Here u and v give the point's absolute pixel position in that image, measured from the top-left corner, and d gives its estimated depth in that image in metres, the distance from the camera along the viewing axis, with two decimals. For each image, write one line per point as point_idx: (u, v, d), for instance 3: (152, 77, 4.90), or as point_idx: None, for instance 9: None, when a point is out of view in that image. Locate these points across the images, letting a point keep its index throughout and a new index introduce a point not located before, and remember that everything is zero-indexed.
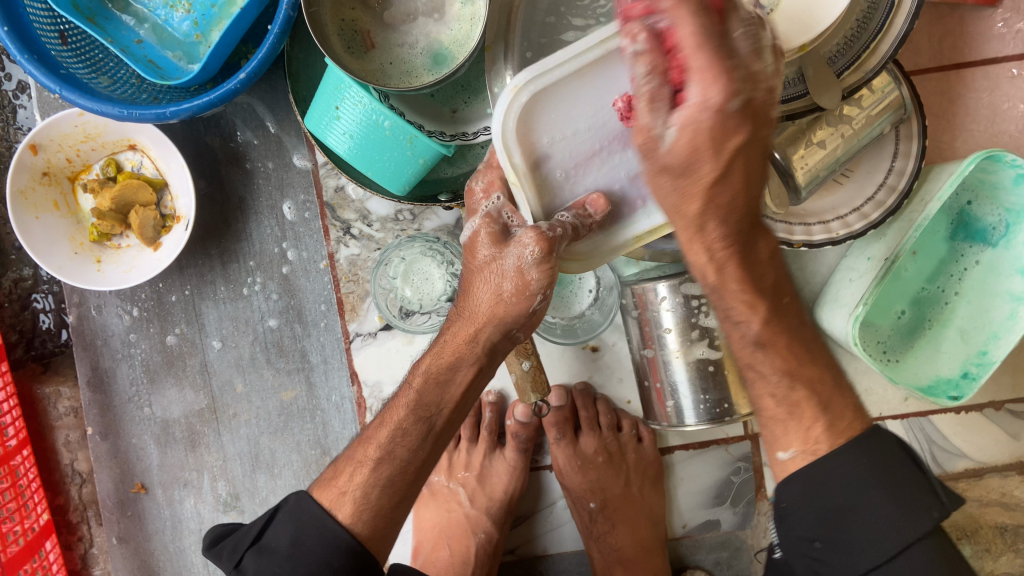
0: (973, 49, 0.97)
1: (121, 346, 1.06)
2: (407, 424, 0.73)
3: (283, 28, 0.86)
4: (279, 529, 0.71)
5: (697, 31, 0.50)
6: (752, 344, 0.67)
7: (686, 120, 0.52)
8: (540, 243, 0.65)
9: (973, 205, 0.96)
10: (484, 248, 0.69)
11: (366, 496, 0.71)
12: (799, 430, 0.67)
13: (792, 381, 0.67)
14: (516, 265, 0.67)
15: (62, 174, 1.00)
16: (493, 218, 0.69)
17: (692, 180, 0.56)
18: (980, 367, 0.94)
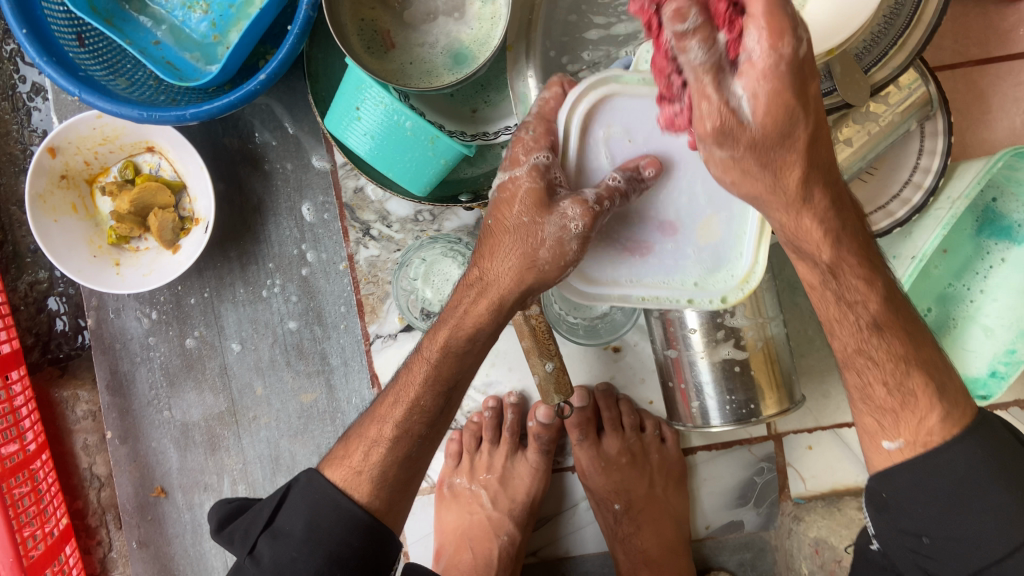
0: (998, 44, 0.96)
1: (139, 350, 1.06)
2: (425, 401, 0.73)
3: (302, 28, 0.86)
4: (292, 511, 0.71)
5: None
6: (868, 328, 0.66)
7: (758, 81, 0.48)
8: (587, 217, 0.64)
9: (999, 202, 0.96)
10: (517, 207, 0.66)
11: (382, 475, 0.72)
12: (911, 421, 0.66)
13: (907, 367, 0.66)
14: (556, 237, 0.65)
15: (80, 176, 1.00)
16: (539, 172, 0.65)
17: (789, 147, 0.53)
18: (1009, 366, 0.93)
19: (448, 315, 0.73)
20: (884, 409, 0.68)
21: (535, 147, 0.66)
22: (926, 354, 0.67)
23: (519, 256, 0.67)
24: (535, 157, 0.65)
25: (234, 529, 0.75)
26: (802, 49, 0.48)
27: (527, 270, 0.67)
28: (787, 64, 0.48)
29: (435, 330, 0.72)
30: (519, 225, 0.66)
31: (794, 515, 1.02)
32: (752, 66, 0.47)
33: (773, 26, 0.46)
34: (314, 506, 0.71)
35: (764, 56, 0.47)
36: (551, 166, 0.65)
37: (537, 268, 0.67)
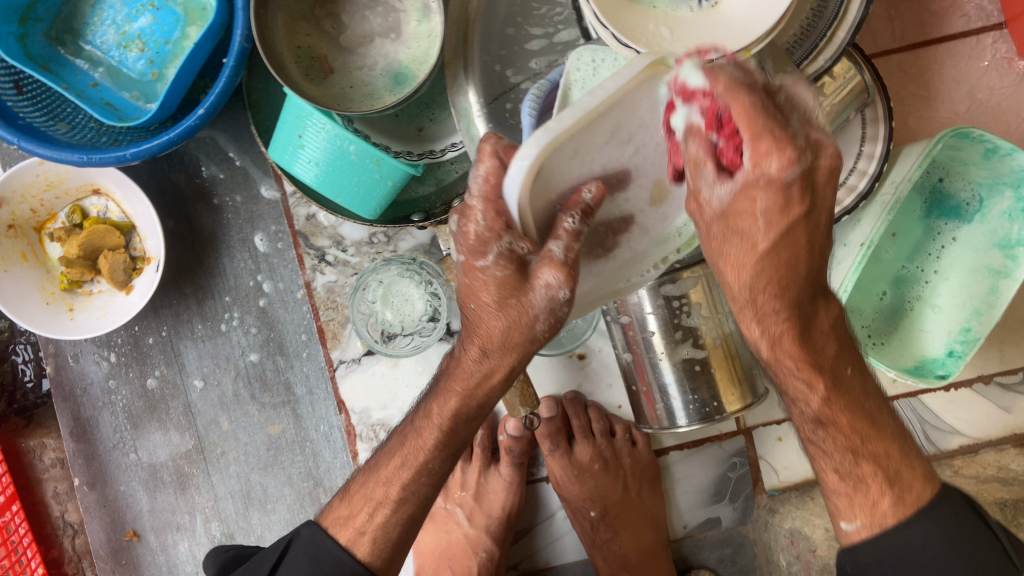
0: (932, 26, 0.97)
1: (101, 394, 1.05)
2: (432, 463, 0.72)
3: (239, 59, 0.85)
4: (293, 565, 0.72)
5: (761, 121, 0.52)
6: (812, 421, 0.70)
7: (748, 185, 0.56)
8: (568, 279, 0.62)
9: (945, 181, 0.97)
10: (493, 293, 0.64)
11: (385, 536, 0.72)
12: (865, 503, 0.68)
13: (855, 456, 0.69)
14: (547, 304, 0.63)
15: (27, 225, 0.99)
16: (506, 259, 0.61)
17: (744, 244, 0.61)
18: (965, 344, 0.93)
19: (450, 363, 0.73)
20: (839, 494, 0.70)
21: (490, 237, 0.59)
22: (875, 447, 0.70)
23: (516, 335, 0.66)
24: (500, 241, 0.59)
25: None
26: (795, 204, 0.57)
27: (529, 342, 0.67)
28: (784, 200, 0.56)
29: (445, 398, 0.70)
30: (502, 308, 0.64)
31: (770, 508, 1.02)
32: (756, 183, 0.55)
33: (778, 159, 0.53)
34: (320, 561, 0.72)
35: (771, 180, 0.55)
36: (515, 244, 0.60)
37: (538, 339, 0.67)
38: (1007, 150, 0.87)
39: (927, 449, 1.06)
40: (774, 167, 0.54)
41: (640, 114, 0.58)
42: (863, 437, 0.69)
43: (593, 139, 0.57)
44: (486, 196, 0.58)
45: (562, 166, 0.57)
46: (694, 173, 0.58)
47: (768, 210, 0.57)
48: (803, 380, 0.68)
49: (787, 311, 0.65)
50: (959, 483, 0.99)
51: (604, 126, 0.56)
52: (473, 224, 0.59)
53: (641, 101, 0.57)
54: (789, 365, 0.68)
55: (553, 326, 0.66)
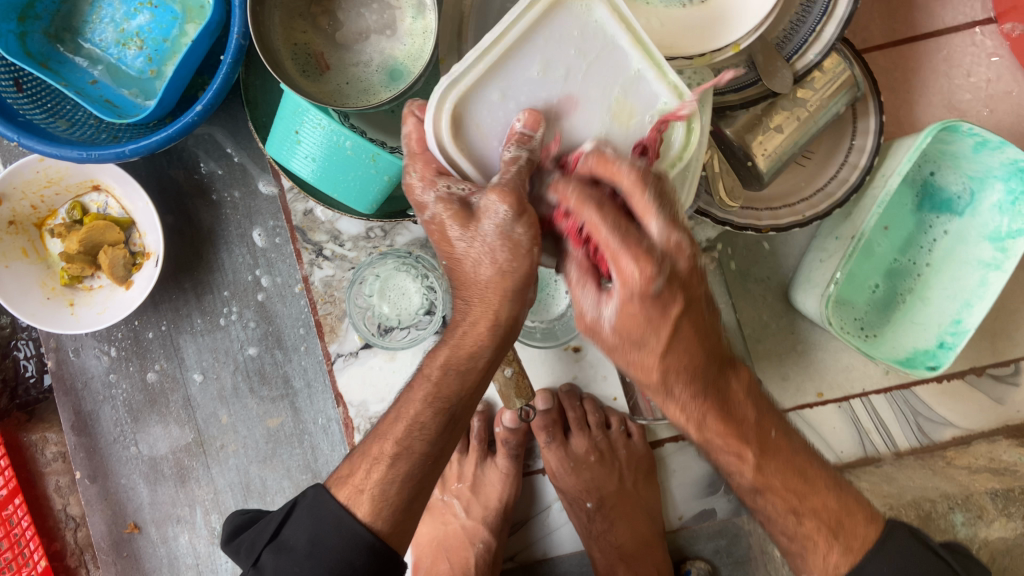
0: (923, 20, 0.98)
1: (102, 388, 1.06)
2: (424, 417, 0.72)
3: (235, 57, 0.87)
4: (297, 525, 0.71)
5: (613, 232, 0.60)
6: (761, 454, 0.74)
7: (623, 301, 0.63)
8: (507, 199, 0.64)
9: (936, 175, 0.98)
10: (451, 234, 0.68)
11: (384, 493, 0.70)
12: (819, 560, 0.72)
13: (798, 516, 0.73)
14: (498, 231, 0.66)
15: (28, 221, 1.00)
16: (448, 199, 0.68)
17: (644, 350, 0.65)
18: (956, 336, 0.94)
19: (448, 335, 0.73)
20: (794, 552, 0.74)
21: (431, 182, 0.69)
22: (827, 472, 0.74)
23: (495, 285, 0.69)
24: (437, 185, 0.69)
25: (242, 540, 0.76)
26: (672, 306, 0.63)
27: (501, 280, 0.68)
28: (661, 310, 0.63)
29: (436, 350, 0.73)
30: (468, 249, 0.68)
31: (764, 499, 1.03)
32: (631, 299, 0.62)
33: (629, 265, 0.61)
34: (322, 523, 0.70)
35: (638, 294, 0.62)
36: (453, 186, 0.68)
37: (510, 271, 0.68)
38: (996, 143, 0.88)
39: (920, 440, 1.06)
40: (636, 279, 0.61)
41: (555, 38, 0.67)
42: (801, 496, 0.72)
43: (510, 75, 0.67)
44: (417, 151, 0.70)
45: (487, 102, 0.68)
46: (582, 292, 0.66)
47: (647, 316, 0.63)
48: (733, 452, 0.72)
49: (701, 395, 0.69)
50: (951, 473, 1.00)
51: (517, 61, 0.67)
52: (416, 181, 0.70)
53: (550, 25, 0.67)
54: (718, 443, 0.72)
55: (518, 252, 0.67)
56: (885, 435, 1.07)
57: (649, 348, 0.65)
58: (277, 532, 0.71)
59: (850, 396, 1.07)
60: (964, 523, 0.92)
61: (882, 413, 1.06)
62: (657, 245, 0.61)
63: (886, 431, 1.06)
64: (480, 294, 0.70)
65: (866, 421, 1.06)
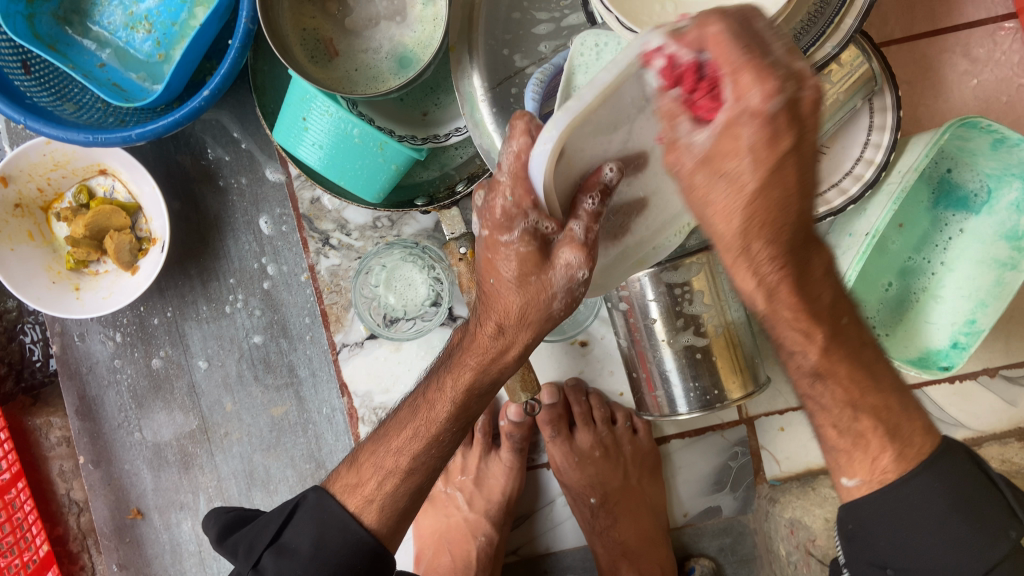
0: (943, 15, 0.96)
1: (106, 373, 1.05)
2: (445, 436, 0.74)
3: (244, 41, 0.86)
4: (299, 527, 0.74)
5: (734, 40, 0.45)
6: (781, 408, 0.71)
7: (728, 123, 0.48)
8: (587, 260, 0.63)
9: (953, 172, 0.96)
10: (513, 269, 0.64)
11: (394, 504, 0.74)
12: (865, 460, 0.67)
13: (854, 411, 0.67)
14: (568, 283, 0.65)
15: (35, 204, 0.99)
16: (531, 235, 0.61)
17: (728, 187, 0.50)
18: (969, 336, 0.93)
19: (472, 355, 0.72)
20: (837, 448, 0.69)
21: (517, 214, 0.60)
22: (876, 400, 0.67)
23: (533, 311, 0.67)
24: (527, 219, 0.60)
25: (238, 541, 0.78)
26: (784, 138, 0.48)
27: (545, 320, 0.68)
28: (771, 134, 0.47)
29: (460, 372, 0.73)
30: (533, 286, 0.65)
31: (770, 497, 1.02)
32: (739, 117, 0.47)
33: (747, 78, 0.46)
34: (323, 525, 0.73)
35: (753, 113, 0.47)
36: (540, 223, 0.61)
37: (553, 318, 0.68)
38: (1015, 141, 0.86)
39: None
40: (756, 98, 0.46)
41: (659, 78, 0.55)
42: (862, 390, 0.67)
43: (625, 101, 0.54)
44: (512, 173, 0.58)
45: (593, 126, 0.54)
46: (673, 123, 0.50)
47: (754, 145, 0.48)
48: (801, 331, 0.64)
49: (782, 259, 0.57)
50: None
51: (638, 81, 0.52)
52: (501, 198, 0.60)
53: None
54: (787, 318, 0.63)
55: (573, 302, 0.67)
56: None
57: (741, 184, 0.50)
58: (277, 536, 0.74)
59: None
60: None
61: None
62: (783, 64, 0.46)
63: None
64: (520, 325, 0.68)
65: None
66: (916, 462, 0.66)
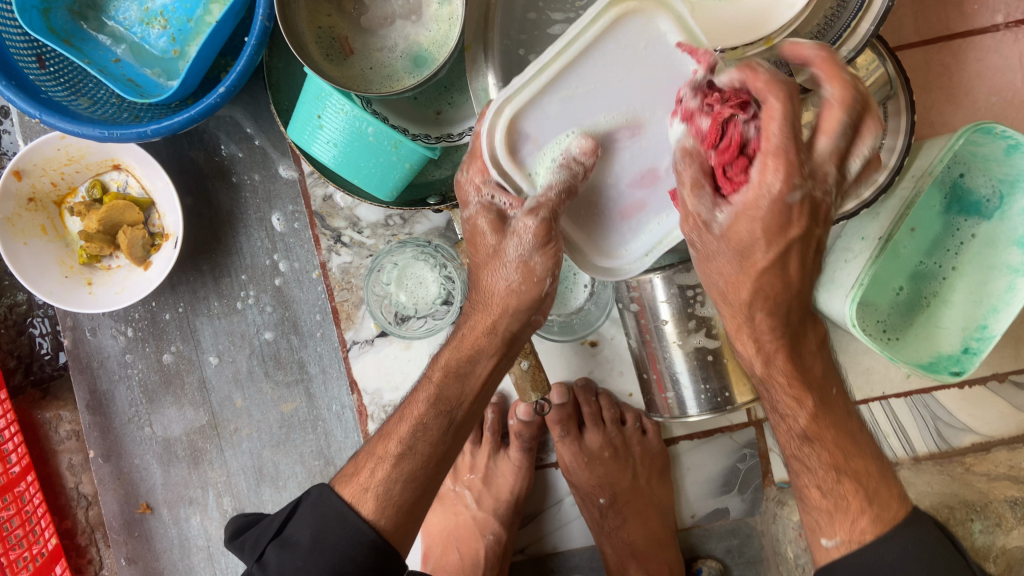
0: (957, 20, 0.96)
1: (118, 368, 1.06)
2: (427, 419, 0.76)
3: (260, 39, 0.86)
4: (301, 522, 0.73)
5: (782, 126, 0.58)
6: (800, 436, 0.74)
7: (749, 204, 0.62)
8: (539, 229, 0.70)
9: (965, 177, 0.96)
10: (487, 240, 0.74)
11: (387, 492, 0.73)
12: (845, 521, 0.72)
13: (838, 474, 0.73)
14: (520, 252, 0.72)
15: (48, 198, 1.00)
16: (488, 207, 0.73)
17: (748, 264, 0.65)
18: (981, 342, 0.93)
19: (452, 341, 0.79)
20: (820, 510, 0.74)
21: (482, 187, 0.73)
22: (857, 464, 0.73)
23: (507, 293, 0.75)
24: (483, 192, 0.73)
25: (246, 539, 0.78)
26: (793, 225, 0.62)
27: (510, 297, 0.75)
28: (784, 221, 0.62)
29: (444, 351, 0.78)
30: (494, 254, 0.74)
31: (779, 500, 1.02)
32: (759, 201, 0.61)
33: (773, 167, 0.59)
34: (325, 518, 0.73)
35: (772, 198, 0.60)
36: (498, 198, 0.73)
37: (521, 295, 0.74)
38: None
39: (939, 446, 1.05)
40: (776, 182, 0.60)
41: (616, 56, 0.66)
42: (846, 455, 0.73)
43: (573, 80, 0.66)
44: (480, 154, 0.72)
45: (545, 111, 0.68)
46: (696, 194, 0.64)
47: (765, 226, 0.62)
48: (792, 396, 0.72)
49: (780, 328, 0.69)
50: (970, 480, 0.99)
51: (578, 75, 0.66)
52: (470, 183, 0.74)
53: (609, 43, 0.65)
54: (781, 381, 0.72)
55: (529, 277, 0.73)
56: (903, 438, 1.06)
57: (754, 261, 0.65)
58: (280, 531, 0.74)
59: (870, 399, 1.06)
60: (982, 531, 0.92)
61: (900, 416, 1.05)
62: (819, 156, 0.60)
63: (904, 434, 1.06)
64: (484, 301, 0.77)
65: (884, 423, 1.06)
66: (891, 526, 0.70)
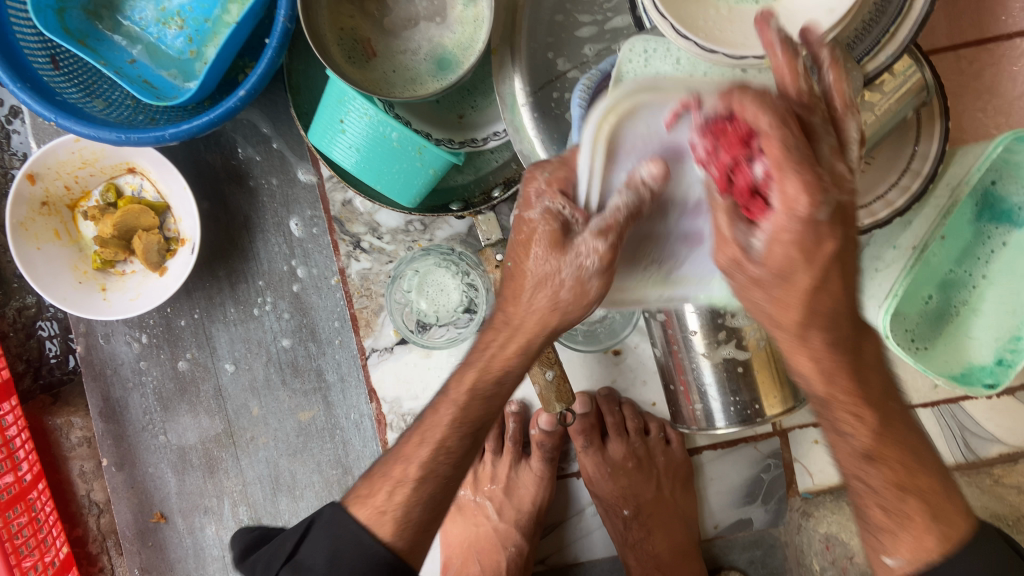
0: (991, 24, 0.94)
1: (132, 375, 1.04)
2: (450, 441, 0.69)
3: (281, 41, 0.83)
4: (316, 547, 0.68)
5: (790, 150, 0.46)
6: (862, 456, 0.62)
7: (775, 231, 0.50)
8: (603, 259, 0.57)
9: (998, 185, 0.94)
10: (538, 246, 0.60)
11: (409, 515, 0.67)
12: None
13: None
14: (578, 275, 0.60)
15: (61, 202, 0.97)
16: (552, 216, 0.58)
17: (789, 287, 0.54)
18: (1015, 353, 0.92)
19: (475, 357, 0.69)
20: None
21: (548, 192, 0.58)
22: None
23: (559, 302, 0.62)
24: (554, 201, 0.58)
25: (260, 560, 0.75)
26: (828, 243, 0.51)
27: (552, 312, 0.63)
28: (814, 242, 0.50)
29: (463, 372, 0.69)
30: (539, 267, 0.61)
31: (804, 511, 1.00)
32: (787, 225, 0.49)
33: (794, 183, 0.47)
34: (336, 542, 0.67)
35: (800, 220, 0.48)
36: (568, 209, 0.58)
37: (564, 308, 0.63)
38: None
39: (966, 457, 1.03)
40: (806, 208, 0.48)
41: (653, 124, 0.52)
42: None
43: (627, 148, 0.53)
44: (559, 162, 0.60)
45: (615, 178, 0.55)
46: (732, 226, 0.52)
47: (801, 246, 0.50)
48: None
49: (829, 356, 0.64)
50: (1001, 494, 0.97)
51: (628, 142, 0.53)
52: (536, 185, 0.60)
53: (639, 121, 0.52)
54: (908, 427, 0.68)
55: (579, 298, 0.61)
56: None
57: (798, 283, 0.53)
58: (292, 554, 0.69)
59: None
60: None
61: (927, 427, 1.04)
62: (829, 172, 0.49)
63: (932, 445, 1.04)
64: (515, 317, 0.66)
65: None
66: None
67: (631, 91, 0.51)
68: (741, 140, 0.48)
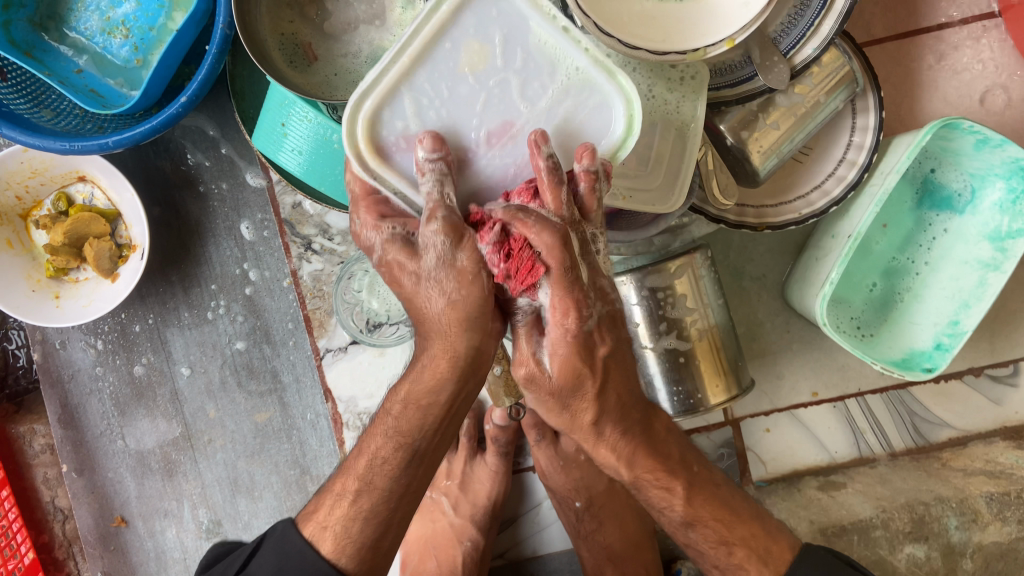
0: (926, 13, 0.96)
1: (88, 381, 1.05)
2: (384, 452, 0.69)
3: (221, 46, 0.85)
4: (262, 560, 0.71)
5: (538, 233, 0.60)
6: (656, 494, 0.76)
7: (554, 342, 0.65)
8: (443, 228, 0.61)
9: (937, 172, 0.96)
10: (407, 273, 0.66)
11: (347, 533, 0.69)
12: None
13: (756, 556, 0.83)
14: (440, 264, 0.63)
15: (13, 212, 0.99)
16: (395, 240, 0.66)
17: (579, 395, 0.68)
18: (953, 338, 0.93)
19: (412, 371, 0.69)
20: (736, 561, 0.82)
21: (378, 224, 0.66)
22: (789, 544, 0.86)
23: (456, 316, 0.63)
24: (382, 229, 0.66)
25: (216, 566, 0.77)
26: (599, 346, 0.67)
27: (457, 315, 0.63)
28: (587, 346, 0.66)
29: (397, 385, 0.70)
30: (417, 284, 0.65)
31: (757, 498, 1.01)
32: (565, 337, 0.65)
33: (560, 296, 0.63)
34: (285, 557, 0.70)
35: (575, 333, 0.65)
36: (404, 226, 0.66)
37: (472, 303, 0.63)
38: (998, 142, 0.86)
39: (916, 441, 1.04)
40: (572, 323, 0.64)
41: (398, 104, 0.64)
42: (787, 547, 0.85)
43: (392, 145, 0.64)
44: (361, 196, 0.68)
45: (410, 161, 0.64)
46: (530, 338, 0.66)
47: (575, 355, 0.65)
48: None
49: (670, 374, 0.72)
50: (946, 476, 0.99)
51: (388, 141, 0.64)
52: (369, 229, 0.67)
53: (386, 113, 0.64)
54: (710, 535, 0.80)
55: (464, 280, 0.63)
56: (880, 434, 1.04)
57: (585, 391, 0.67)
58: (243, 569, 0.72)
59: (846, 395, 1.05)
60: (959, 527, 0.94)
61: (877, 413, 1.04)
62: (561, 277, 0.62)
63: (881, 430, 1.04)
64: (439, 329, 0.65)
65: (861, 420, 1.04)
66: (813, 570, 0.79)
67: (376, 77, 0.63)
68: (528, 266, 0.61)
